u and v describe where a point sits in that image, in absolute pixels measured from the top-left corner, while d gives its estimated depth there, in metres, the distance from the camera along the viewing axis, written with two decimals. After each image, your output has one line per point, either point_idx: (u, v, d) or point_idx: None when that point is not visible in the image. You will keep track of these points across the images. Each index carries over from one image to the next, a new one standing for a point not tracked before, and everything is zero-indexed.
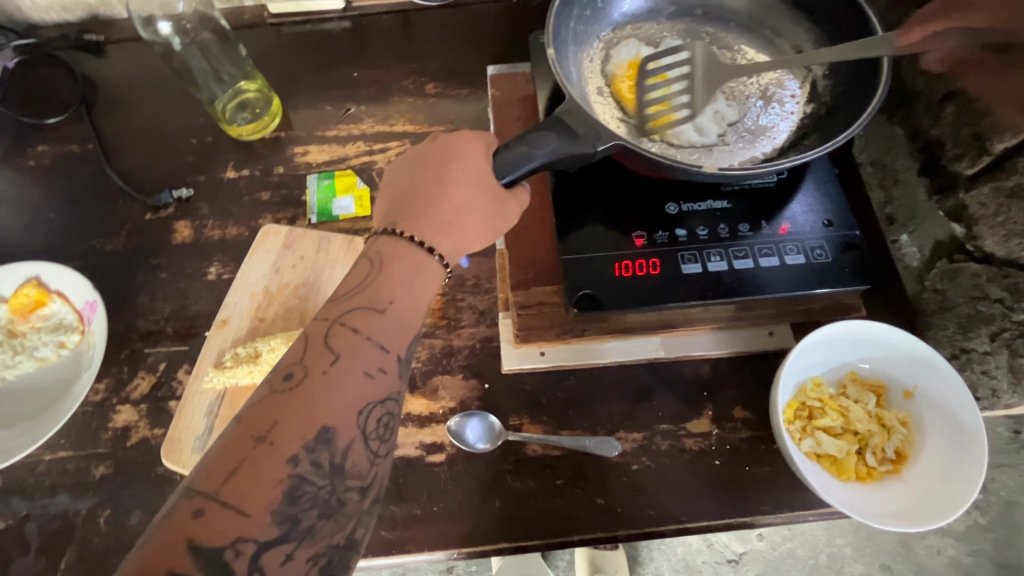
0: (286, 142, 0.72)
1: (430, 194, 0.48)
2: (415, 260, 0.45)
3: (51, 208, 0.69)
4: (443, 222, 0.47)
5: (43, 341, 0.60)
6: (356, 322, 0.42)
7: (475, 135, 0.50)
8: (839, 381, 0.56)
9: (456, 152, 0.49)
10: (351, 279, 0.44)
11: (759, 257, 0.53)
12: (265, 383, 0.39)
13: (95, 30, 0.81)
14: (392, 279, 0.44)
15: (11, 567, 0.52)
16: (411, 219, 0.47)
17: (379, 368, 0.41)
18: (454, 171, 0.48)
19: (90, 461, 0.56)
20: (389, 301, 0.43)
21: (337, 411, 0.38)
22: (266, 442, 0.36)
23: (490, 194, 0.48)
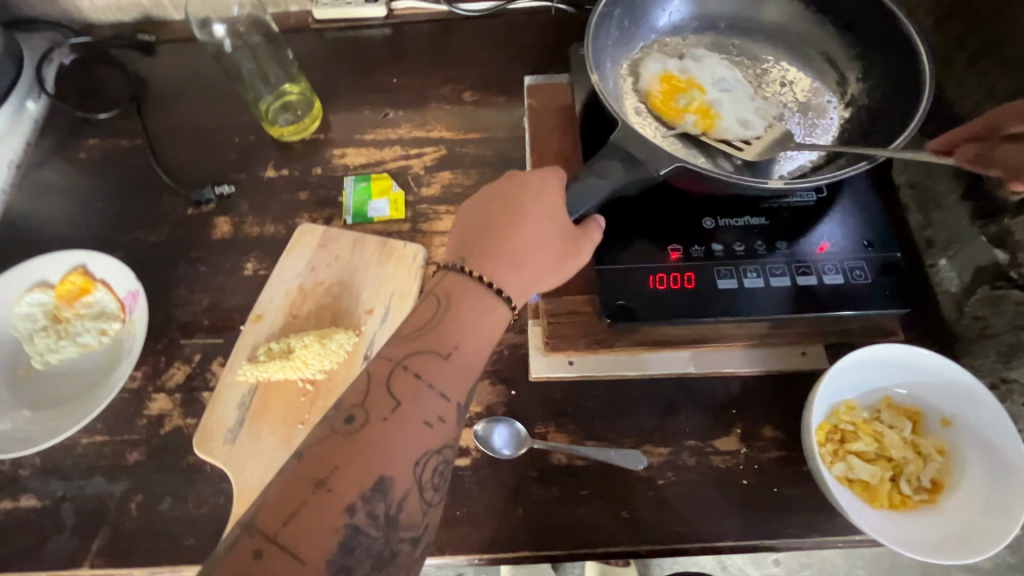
0: (325, 144, 0.73)
1: (503, 230, 0.48)
2: (483, 301, 0.45)
3: (99, 199, 0.72)
4: (514, 264, 0.46)
5: (85, 328, 0.62)
6: (419, 366, 0.42)
7: (551, 173, 0.50)
8: (873, 406, 0.55)
9: (528, 191, 0.49)
10: (417, 318, 0.45)
11: (797, 275, 0.53)
12: (324, 421, 0.40)
13: (148, 30, 0.84)
14: (460, 322, 0.44)
15: (44, 546, 0.53)
16: (481, 254, 0.47)
17: (439, 417, 0.41)
18: (529, 211, 0.48)
19: (125, 447, 0.57)
20: (454, 346, 0.43)
21: (397, 461, 0.39)
22: (325, 488, 0.37)
23: (561, 238, 0.48)
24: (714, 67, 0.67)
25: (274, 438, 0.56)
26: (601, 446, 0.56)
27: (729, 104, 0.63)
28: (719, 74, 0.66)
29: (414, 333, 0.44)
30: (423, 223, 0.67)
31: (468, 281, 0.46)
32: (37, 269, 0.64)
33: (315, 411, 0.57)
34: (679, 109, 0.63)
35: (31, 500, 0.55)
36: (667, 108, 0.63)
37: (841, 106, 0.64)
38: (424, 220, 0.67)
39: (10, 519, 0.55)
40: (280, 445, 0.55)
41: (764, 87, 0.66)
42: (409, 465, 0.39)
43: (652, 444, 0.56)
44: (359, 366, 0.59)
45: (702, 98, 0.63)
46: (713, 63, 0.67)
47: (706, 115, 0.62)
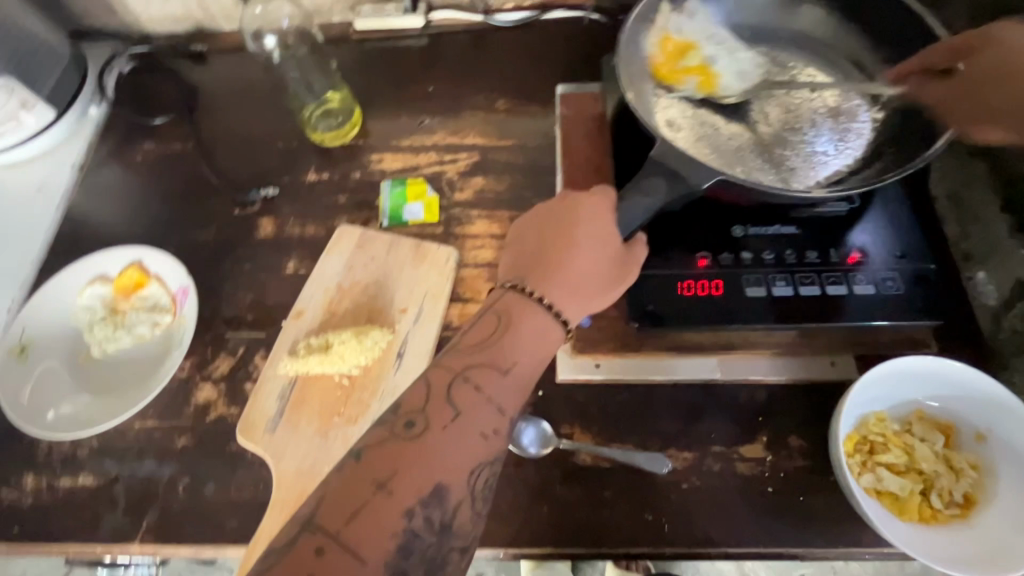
0: (363, 149, 0.76)
1: (558, 253, 0.49)
2: (540, 321, 0.47)
3: (154, 200, 0.76)
4: (571, 286, 0.48)
5: (139, 320, 0.66)
6: (478, 378, 0.44)
7: (602, 196, 0.52)
8: (904, 418, 0.54)
9: (584, 215, 0.51)
10: (478, 332, 0.46)
11: (828, 285, 0.53)
12: (384, 425, 0.42)
13: (200, 40, 0.89)
14: (518, 339, 0.46)
15: (99, 523, 0.57)
16: (539, 274, 0.49)
17: (494, 429, 0.43)
18: (582, 233, 0.50)
19: (174, 433, 0.61)
20: (512, 362, 0.45)
21: (453, 470, 0.40)
22: (386, 490, 0.38)
23: (615, 261, 0.50)
24: (725, 41, 0.69)
25: (311, 429, 0.59)
26: (626, 448, 0.57)
27: (754, 110, 0.63)
28: (731, 51, 0.69)
29: (475, 348, 0.46)
30: (455, 227, 0.69)
31: (525, 300, 0.48)
32: (97, 264, 0.69)
33: (351, 405, 0.59)
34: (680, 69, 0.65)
35: (88, 480, 0.59)
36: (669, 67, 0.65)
37: (872, 107, 0.63)
38: (457, 224, 0.70)
39: (69, 497, 0.58)
40: (318, 436, 0.58)
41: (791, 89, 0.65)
42: (464, 475, 0.41)
43: (677, 448, 0.56)
44: (393, 363, 0.61)
45: (703, 64, 0.67)
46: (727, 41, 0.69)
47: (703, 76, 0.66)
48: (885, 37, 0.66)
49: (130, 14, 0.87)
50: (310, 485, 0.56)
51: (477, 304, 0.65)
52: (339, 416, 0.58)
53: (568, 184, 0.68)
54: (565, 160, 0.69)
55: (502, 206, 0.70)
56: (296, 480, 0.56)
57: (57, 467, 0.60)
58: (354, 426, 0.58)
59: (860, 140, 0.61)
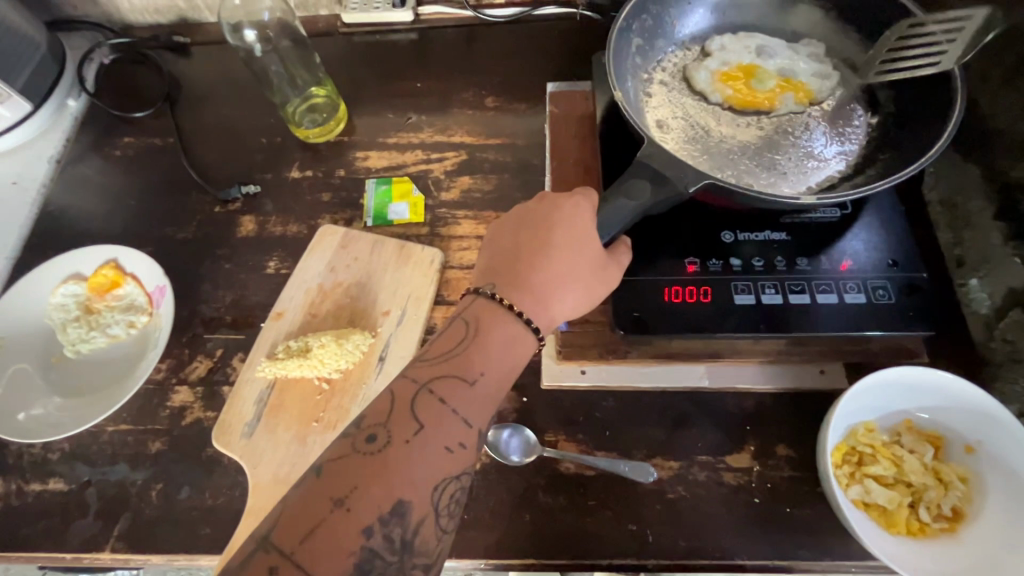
0: (348, 146, 0.75)
1: (533, 256, 0.48)
2: (511, 330, 0.46)
3: (132, 195, 0.74)
4: (543, 294, 0.47)
5: (115, 319, 0.64)
6: (443, 390, 0.43)
7: (580, 197, 0.50)
8: (893, 429, 0.53)
9: (559, 218, 0.49)
10: (446, 341, 0.45)
11: (817, 293, 0.52)
12: (346, 438, 0.40)
13: (183, 32, 0.86)
14: (487, 350, 0.45)
15: (69, 529, 0.56)
16: (511, 280, 0.48)
17: (459, 442, 0.42)
18: (558, 236, 0.48)
19: (148, 436, 0.59)
20: (479, 372, 0.44)
21: (416, 486, 0.39)
22: (344, 507, 0.37)
23: (591, 266, 0.48)
24: (786, 52, 0.67)
25: (289, 435, 0.57)
26: (611, 456, 0.55)
27: (748, 114, 0.62)
28: (793, 61, 0.66)
29: (442, 359, 0.45)
30: (441, 227, 0.68)
31: (496, 307, 0.46)
32: (72, 261, 0.67)
33: (330, 410, 0.58)
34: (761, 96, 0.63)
35: (58, 484, 0.58)
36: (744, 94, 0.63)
37: (867, 112, 0.62)
38: (442, 224, 0.68)
39: (38, 501, 0.57)
40: (295, 442, 0.57)
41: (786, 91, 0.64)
42: (427, 490, 0.39)
43: (662, 456, 0.55)
44: (374, 367, 0.60)
45: (779, 81, 0.64)
46: (782, 50, 0.67)
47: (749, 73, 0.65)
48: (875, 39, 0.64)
49: (111, 4, 0.85)
50: (285, 492, 0.55)
51: None
52: (317, 422, 0.57)
53: (556, 185, 0.66)
54: (554, 160, 0.67)
55: (489, 207, 0.69)
56: (271, 487, 0.55)
57: (27, 471, 0.58)
58: (332, 432, 0.57)
59: (854, 145, 0.60)
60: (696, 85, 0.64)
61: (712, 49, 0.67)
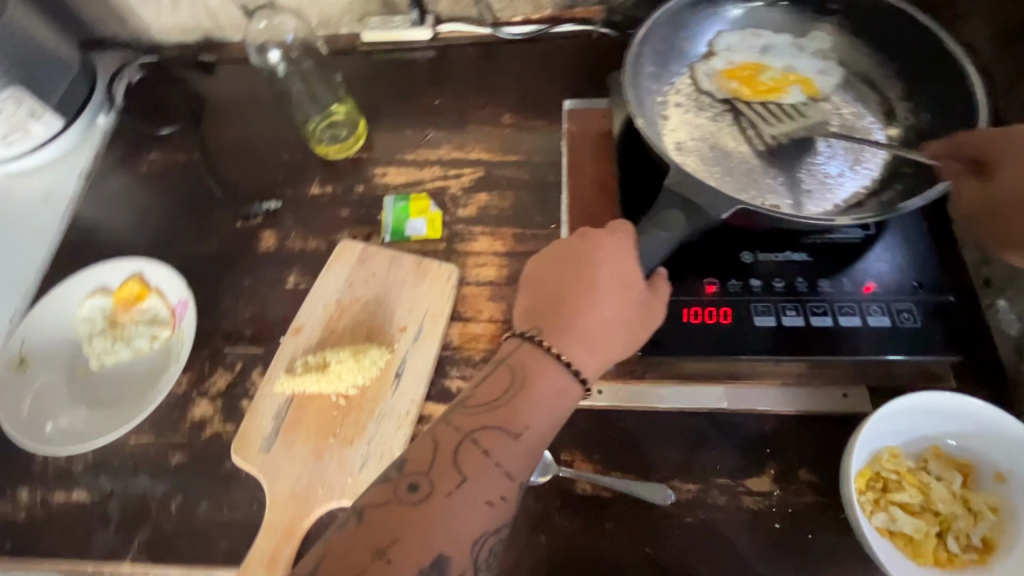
0: (367, 162, 0.76)
1: (579, 302, 0.47)
2: (558, 380, 0.45)
3: (158, 210, 0.76)
4: (592, 341, 0.46)
5: (138, 332, 0.66)
6: (488, 442, 0.42)
7: (621, 233, 0.49)
8: (919, 454, 0.52)
9: (604, 258, 0.48)
10: (489, 390, 0.45)
11: (840, 315, 0.51)
12: (387, 484, 0.41)
13: (208, 50, 0.89)
14: (534, 401, 0.44)
15: (91, 540, 0.56)
16: (557, 325, 0.46)
17: (500, 496, 0.41)
18: (601, 277, 0.48)
19: (169, 449, 0.60)
20: (525, 425, 0.43)
21: (455, 539, 0.39)
22: (384, 559, 0.37)
23: (637, 309, 0.48)
24: (789, 48, 0.68)
25: (307, 451, 0.58)
26: (628, 477, 0.55)
27: (769, 133, 0.61)
28: (797, 58, 0.67)
29: (488, 409, 0.44)
30: (458, 244, 0.68)
31: (542, 356, 0.45)
32: (97, 275, 0.69)
33: (347, 425, 0.58)
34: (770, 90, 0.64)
35: (82, 495, 0.59)
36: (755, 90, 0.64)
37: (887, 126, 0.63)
38: (459, 240, 0.69)
39: (62, 512, 0.58)
40: (313, 457, 0.57)
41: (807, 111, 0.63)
42: (467, 545, 0.39)
43: (679, 479, 0.55)
44: (391, 384, 0.60)
45: (784, 74, 0.66)
46: (783, 46, 0.68)
47: (754, 71, 0.66)
48: (892, 54, 0.64)
49: (141, 24, 0.87)
50: (302, 508, 0.55)
51: (478, 323, 0.63)
52: (335, 439, 0.57)
53: (573, 202, 0.66)
54: (571, 177, 0.67)
55: (507, 223, 0.69)
56: (289, 502, 0.55)
57: (52, 481, 0.59)
58: (349, 448, 0.57)
59: (876, 160, 0.59)
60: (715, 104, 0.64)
61: (718, 49, 0.68)
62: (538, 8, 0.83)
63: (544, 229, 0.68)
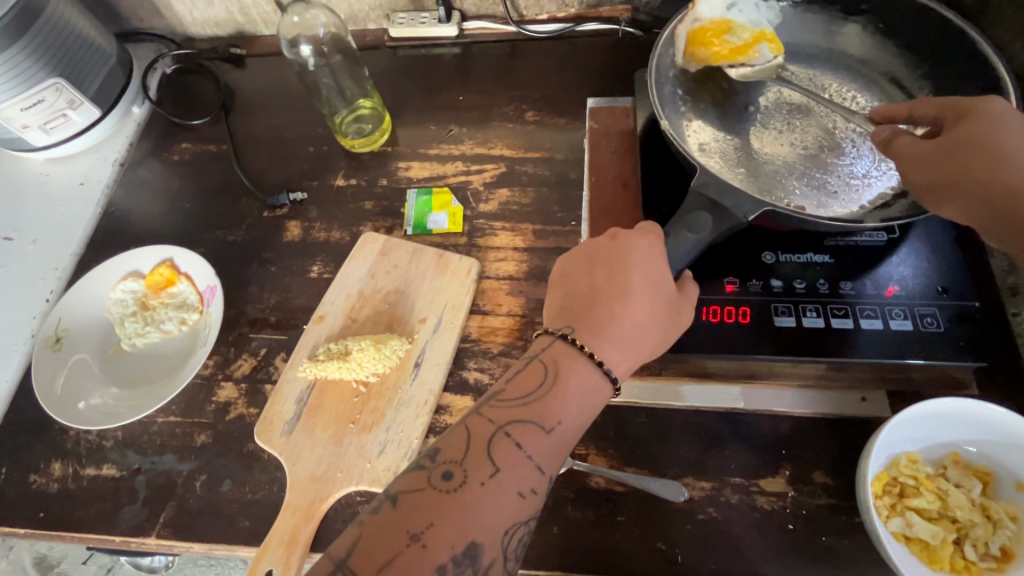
0: (391, 156, 0.77)
1: (611, 301, 0.47)
2: (590, 378, 0.45)
3: (188, 199, 0.78)
4: (622, 339, 0.46)
5: (168, 316, 0.68)
6: (520, 435, 0.43)
7: (654, 234, 0.50)
8: (938, 461, 0.52)
9: (637, 257, 0.49)
10: (522, 384, 0.45)
11: (861, 317, 0.51)
12: (421, 471, 0.42)
13: (240, 44, 0.91)
14: (566, 398, 0.44)
15: (119, 514, 0.59)
16: (588, 325, 0.47)
17: (531, 488, 0.42)
18: (635, 278, 0.48)
19: (194, 429, 0.62)
20: (557, 420, 0.44)
21: (487, 527, 0.40)
22: (420, 542, 0.38)
23: (668, 309, 0.48)
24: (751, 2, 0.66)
25: (326, 435, 0.59)
26: (641, 472, 0.55)
27: (794, 132, 0.61)
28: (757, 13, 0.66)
29: (523, 404, 0.44)
30: (479, 238, 0.69)
31: (574, 353, 0.46)
32: (130, 260, 0.71)
33: (366, 412, 0.60)
34: (738, 49, 0.62)
35: (111, 470, 0.61)
36: (721, 45, 0.62)
37: None
38: (480, 235, 0.70)
39: (93, 485, 0.60)
40: (333, 442, 0.59)
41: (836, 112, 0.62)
42: (498, 534, 0.40)
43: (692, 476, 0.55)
44: (409, 373, 0.61)
45: (754, 30, 0.63)
46: None
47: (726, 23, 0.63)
48: (921, 55, 0.63)
49: (176, 18, 0.90)
50: (322, 491, 0.56)
51: (496, 317, 0.64)
52: (354, 426, 0.59)
53: (593, 199, 0.66)
54: (592, 174, 0.68)
55: (527, 219, 0.70)
56: (309, 484, 0.57)
57: (83, 456, 0.62)
58: (368, 434, 0.59)
59: None
60: (739, 101, 0.64)
61: None
62: (563, 6, 0.83)
63: (563, 226, 0.69)
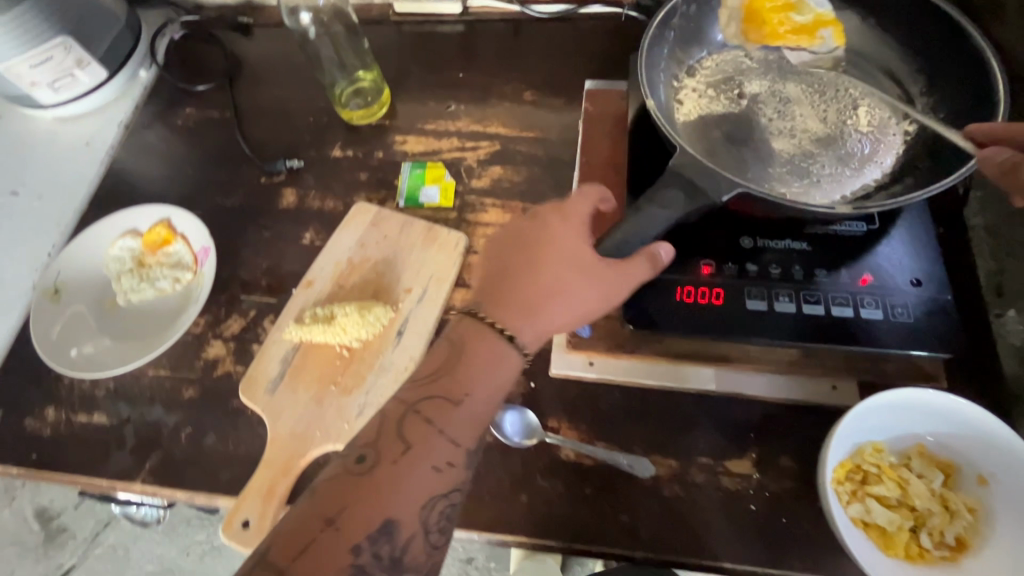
0: (389, 130, 0.78)
1: (522, 276, 0.48)
2: (497, 349, 0.47)
3: (190, 163, 0.80)
4: (533, 311, 0.47)
5: (162, 274, 0.70)
6: (430, 411, 0.45)
7: (569, 209, 0.51)
8: (903, 452, 0.52)
9: (551, 234, 0.50)
10: (432, 361, 0.47)
11: (833, 305, 0.51)
12: (341, 460, 0.43)
13: (248, 13, 0.92)
14: (474, 370, 0.46)
15: (107, 459, 0.61)
16: (500, 304, 0.48)
17: (447, 462, 0.44)
18: (548, 254, 0.49)
19: (183, 384, 0.64)
20: (465, 393, 0.46)
21: (405, 504, 0.41)
22: (334, 526, 0.39)
23: (583, 273, 0.48)
24: None
25: (308, 396, 0.61)
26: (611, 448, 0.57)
27: (781, 119, 0.61)
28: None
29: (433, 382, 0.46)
30: (469, 214, 0.70)
31: (483, 329, 0.47)
32: (128, 219, 0.73)
33: (348, 375, 0.61)
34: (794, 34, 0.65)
35: (101, 418, 0.63)
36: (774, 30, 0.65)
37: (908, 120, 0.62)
38: (470, 211, 0.71)
39: (83, 431, 0.63)
40: (314, 403, 0.60)
41: (829, 101, 0.62)
42: (417, 508, 0.41)
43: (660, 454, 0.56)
44: (392, 340, 0.62)
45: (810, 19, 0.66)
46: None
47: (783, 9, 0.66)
48: (920, 49, 0.63)
49: None
50: (301, 448, 0.58)
51: None
52: (335, 388, 0.60)
53: (582, 180, 0.67)
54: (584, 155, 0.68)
55: (517, 197, 0.71)
56: (289, 441, 0.58)
57: (75, 403, 0.64)
58: (348, 397, 0.60)
59: (891, 149, 0.59)
60: (730, 89, 0.64)
61: None
62: None
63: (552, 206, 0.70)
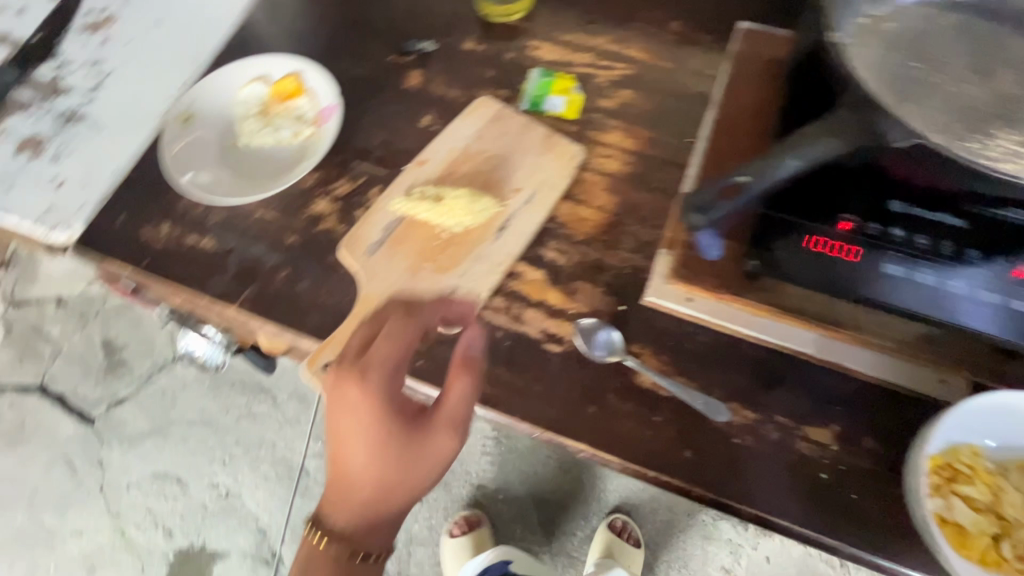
0: (524, 33, 0.76)
1: (341, 491, 0.52)
2: (361, 496, 0.52)
3: (324, 27, 0.81)
4: (368, 503, 0.52)
5: (286, 123, 0.71)
6: (324, 538, 0.53)
7: (343, 384, 0.51)
8: (1002, 462, 0.50)
9: (344, 437, 0.51)
10: (321, 560, 0.53)
11: (974, 287, 0.49)
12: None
13: None
14: (350, 505, 0.52)
15: (209, 280, 0.65)
16: (330, 499, 0.53)
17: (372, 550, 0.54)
18: (351, 466, 0.51)
19: (286, 230, 0.66)
20: (359, 545, 0.53)
21: None
22: None
23: (382, 454, 0.50)
24: None
25: (404, 266, 0.62)
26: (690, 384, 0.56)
27: (988, 84, 0.54)
28: None
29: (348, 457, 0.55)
30: (590, 131, 0.69)
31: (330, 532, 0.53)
32: (263, 64, 0.74)
33: (443, 256, 0.62)
34: None
35: (209, 243, 0.67)
36: None
37: None
38: (592, 128, 0.69)
39: (190, 251, 0.66)
40: (408, 274, 0.61)
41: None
42: None
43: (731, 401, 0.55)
44: (493, 234, 0.62)
45: None
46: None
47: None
48: None
49: None
50: (389, 312, 0.60)
51: (587, 207, 0.64)
52: (430, 268, 0.61)
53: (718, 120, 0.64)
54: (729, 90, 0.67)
55: (643, 125, 0.68)
56: (379, 302, 0.60)
57: (186, 225, 0.68)
58: (442, 276, 0.61)
59: None
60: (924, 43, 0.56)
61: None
62: None
63: (676, 142, 0.67)
